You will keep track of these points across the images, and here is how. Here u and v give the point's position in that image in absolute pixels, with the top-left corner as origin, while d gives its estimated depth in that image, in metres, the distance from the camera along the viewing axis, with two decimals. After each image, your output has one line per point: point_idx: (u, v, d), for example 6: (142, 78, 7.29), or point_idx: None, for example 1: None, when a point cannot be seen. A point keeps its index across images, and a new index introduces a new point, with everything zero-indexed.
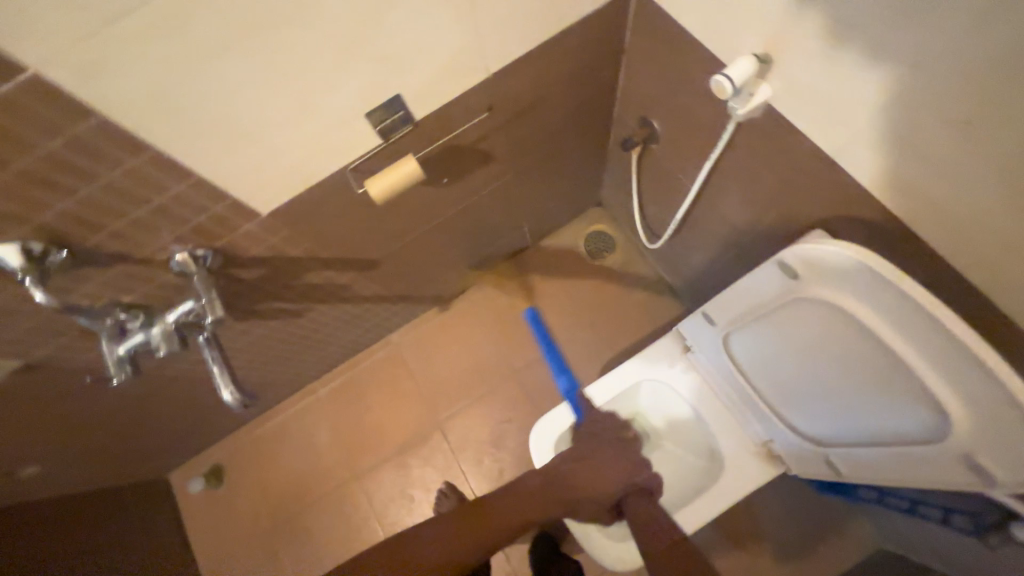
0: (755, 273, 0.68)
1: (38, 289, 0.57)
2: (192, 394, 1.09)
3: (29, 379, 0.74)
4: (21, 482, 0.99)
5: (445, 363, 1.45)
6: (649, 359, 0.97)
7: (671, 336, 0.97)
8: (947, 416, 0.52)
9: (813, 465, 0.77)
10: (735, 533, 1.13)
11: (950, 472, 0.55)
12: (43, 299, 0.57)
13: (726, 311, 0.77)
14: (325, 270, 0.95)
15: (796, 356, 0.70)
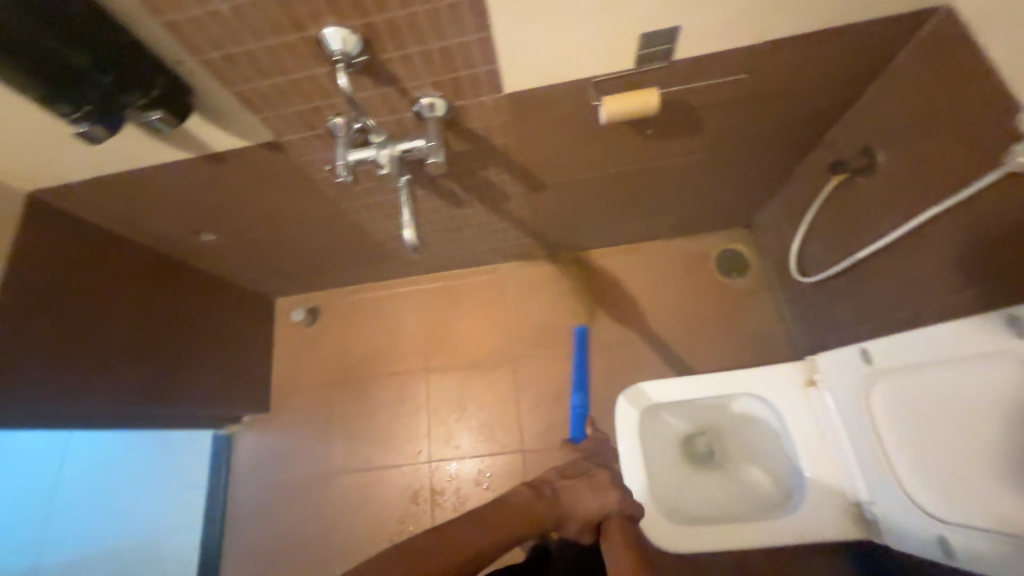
0: (956, 324, 0.65)
1: (343, 76, 0.67)
2: (341, 235, 1.22)
3: (267, 156, 0.87)
4: (198, 245, 1.17)
5: (540, 308, 1.50)
6: (768, 377, 0.95)
7: (802, 363, 0.95)
8: None
9: (920, 536, 0.74)
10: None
11: None
12: (343, 85, 0.67)
13: (893, 353, 0.74)
14: (505, 171, 1.02)
15: (958, 421, 0.67)
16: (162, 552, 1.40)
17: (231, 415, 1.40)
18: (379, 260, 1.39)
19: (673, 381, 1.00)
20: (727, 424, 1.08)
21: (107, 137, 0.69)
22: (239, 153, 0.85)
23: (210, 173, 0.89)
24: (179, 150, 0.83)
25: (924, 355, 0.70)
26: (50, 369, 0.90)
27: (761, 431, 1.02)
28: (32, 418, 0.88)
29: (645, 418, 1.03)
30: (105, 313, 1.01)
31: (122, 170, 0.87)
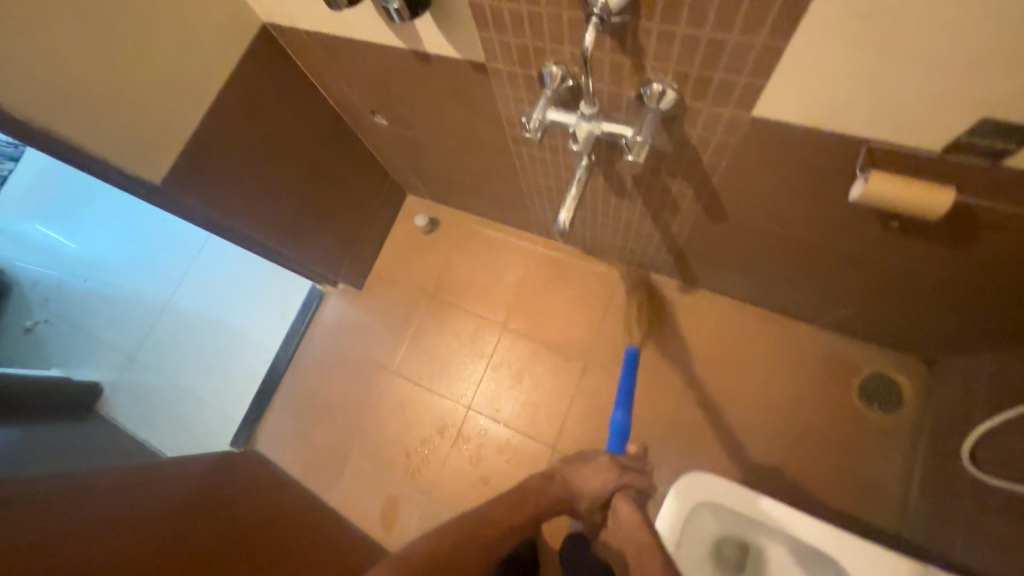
0: None
1: (591, 33, 0.57)
2: (493, 171, 1.19)
3: (469, 74, 0.82)
4: (370, 123, 1.21)
5: (640, 327, 1.40)
6: (860, 554, 0.81)
7: (907, 563, 0.79)
8: None
9: None
10: None
11: None
12: (586, 42, 0.57)
13: None
14: (691, 188, 0.89)
15: None
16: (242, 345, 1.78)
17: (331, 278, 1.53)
18: (513, 207, 1.36)
19: (748, 493, 0.88)
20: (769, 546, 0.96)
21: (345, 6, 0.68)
22: (447, 62, 0.82)
23: (413, 70, 0.88)
24: (393, 37, 0.81)
25: None
26: (226, 183, 1.00)
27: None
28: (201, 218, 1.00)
29: (699, 509, 0.92)
30: (280, 152, 1.09)
31: (340, 34, 0.88)
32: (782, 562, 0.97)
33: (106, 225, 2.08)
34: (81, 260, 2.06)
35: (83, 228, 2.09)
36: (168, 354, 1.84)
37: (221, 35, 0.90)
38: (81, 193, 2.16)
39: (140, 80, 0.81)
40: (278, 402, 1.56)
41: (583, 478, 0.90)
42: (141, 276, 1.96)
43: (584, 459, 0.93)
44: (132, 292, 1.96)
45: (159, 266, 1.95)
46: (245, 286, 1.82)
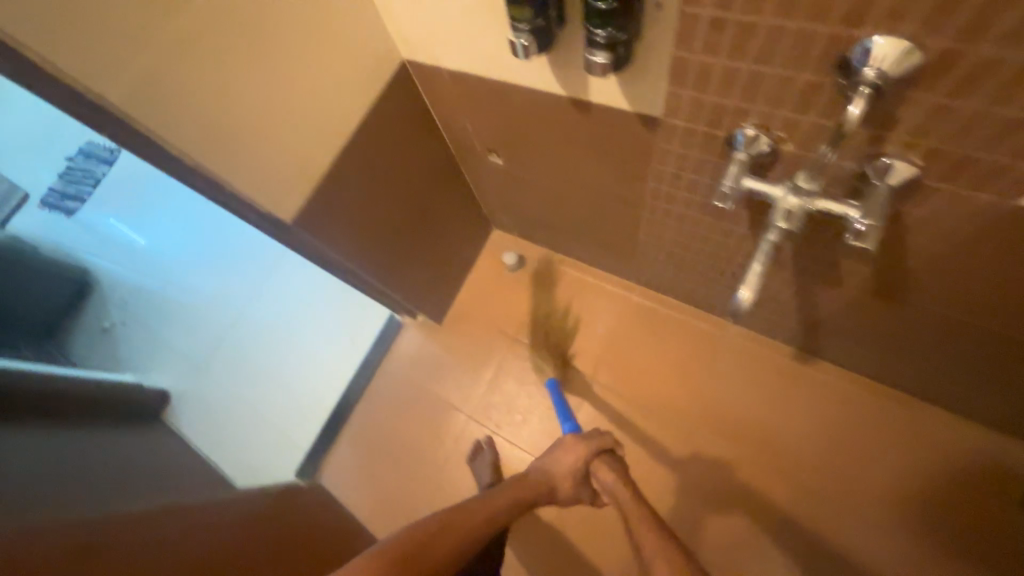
0: None
1: (859, 104, 0.48)
2: (609, 219, 1.10)
3: (634, 125, 0.74)
4: (483, 162, 1.16)
5: (749, 395, 1.26)
6: None
7: None
8: None
9: None
10: None
11: None
12: (852, 114, 0.48)
13: None
14: (870, 265, 0.77)
15: None
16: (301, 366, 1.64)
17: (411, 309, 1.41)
18: (617, 254, 1.27)
19: None
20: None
21: (533, 55, 0.62)
22: (610, 113, 0.75)
23: (565, 113, 0.81)
24: (554, 83, 0.75)
25: None
26: (343, 220, 0.95)
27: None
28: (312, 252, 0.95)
29: None
30: (394, 187, 1.04)
31: (486, 76, 0.83)
32: None
33: (190, 229, 2.10)
34: (163, 264, 2.08)
35: (167, 232, 2.12)
36: (231, 365, 1.76)
37: (366, 75, 0.86)
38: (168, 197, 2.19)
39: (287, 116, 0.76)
40: (347, 434, 1.50)
41: (559, 457, 1.03)
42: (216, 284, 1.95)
43: (556, 448, 1.06)
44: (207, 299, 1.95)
45: (234, 275, 1.92)
46: (309, 302, 1.73)
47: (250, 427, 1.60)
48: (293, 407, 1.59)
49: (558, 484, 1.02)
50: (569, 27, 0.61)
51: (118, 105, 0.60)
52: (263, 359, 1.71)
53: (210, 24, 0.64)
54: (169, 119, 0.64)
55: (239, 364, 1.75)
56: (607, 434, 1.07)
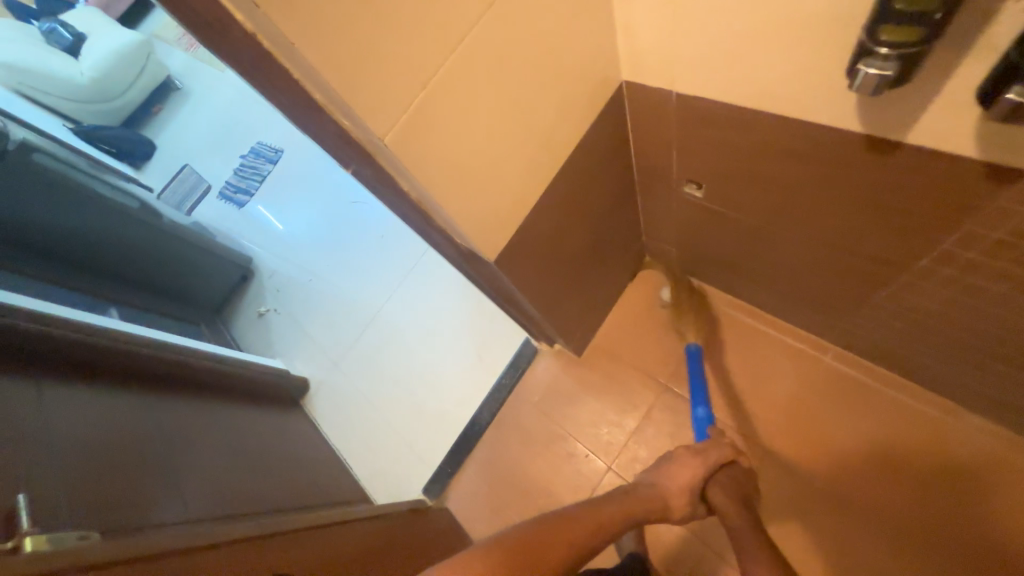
0: None
1: None
2: (838, 273, 0.88)
3: (975, 180, 0.54)
4: (671, 198, 1.02)
5: (995, 516, 0.97)
6: None
7: None
8: None
9: None
10: None
11: None
12: None
13: None
14: None
15: None
16: (427, 376, 1.59)
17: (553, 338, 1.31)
18: (825, 311, 1.03)
19: None
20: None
21: (881, 90, 0.46)
22: (932, 162, 0.56)
23: (853, 154, 0.62)
24: (857, 120, 0.58)
25: None
26: (533, 259, 0.88)
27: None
28: (492, 284, 0.89)
29: None
30: (579, 220, 0.94)
31: (741, 105, 0.67)
32: None
33: (316, 212, 2.09)
34: (288, 244, 2.07)
35: (298, 216, 2.12)
36: (355, 364, 1.73)
37: (589, 104, 0.76)
38: (303, 182, 2.19)
39: (520, 153, 0.68)
40: (473, 461, 1.44)
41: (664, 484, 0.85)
42: (343, 273, 1.92)
43: (667, 459, 0.89)
44: (331, 291, 1.91)
45: (365, 270, 1.88)
46: (443, 309, 1.68)
47: (378, 431, 1.58)
48: (420, 418, 1.54)
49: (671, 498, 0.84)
50: (943, 51, 0.45)
51: (394, 141, 0.52)
52: (390, 362, 1.67)
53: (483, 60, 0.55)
54: (430, 157, 0.56)
55: (364, 363, 1.71)
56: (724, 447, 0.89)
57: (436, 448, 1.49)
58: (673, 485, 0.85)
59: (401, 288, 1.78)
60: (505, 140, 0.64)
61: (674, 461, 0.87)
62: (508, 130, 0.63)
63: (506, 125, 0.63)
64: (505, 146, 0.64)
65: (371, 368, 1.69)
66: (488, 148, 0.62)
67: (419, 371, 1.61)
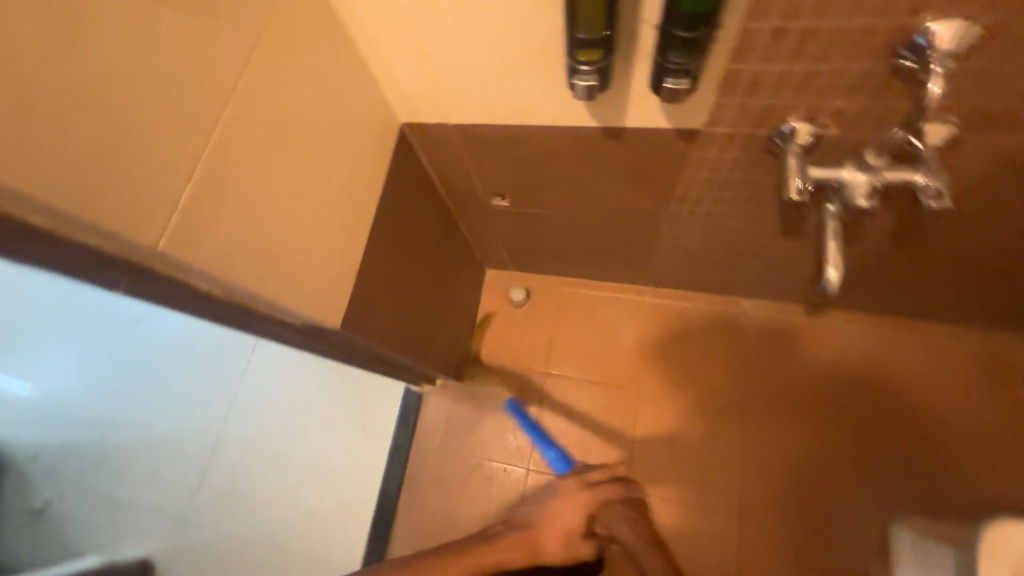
0: None
1: (939, 83, 0.53)
2: (626, 233, 1.10)
3: (673, 144, 0.75)
4: (484, 212, 1.11)
5: (779, 362, 1.33)
6: None
7: None
8: None
9: None
10: None
11: None
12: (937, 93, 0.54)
13: None
14: (890, 220, 0.83)
15: None
16: (309, 479, 1.34)
17: (429, 373, 1.23)
18: (630, 264, 1.27)
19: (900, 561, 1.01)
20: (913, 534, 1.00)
21: (594, 93, 0.60)
22: (646, 135, 0.74)
23: (594, 144, 0.79)
24: (588, 117, 0.73)
25: None
26: (383, 312, 0.87)
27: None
28: (345, 350, 0.85)
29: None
30: (411, 257, 0.96)
31: (507, 123, 0.78)
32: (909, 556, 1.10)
33: (55, 354, 1.51)
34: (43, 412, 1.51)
35: (46, 349, 1.51)
36: (209, 513, 1.35)
37: (378, 151, 0.77)
38: (18, 326, 1.52)
39: (325, 213, 0.65)
40: (400, 533, 1.35)
41: (557, 511, 0.73)
42: (140, 413, 1.46)
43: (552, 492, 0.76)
44: (138, 440, 1.44)
45: (176, 395, 1.45)
46: (291, 398, 1.40)
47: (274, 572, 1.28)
48: (326, 528, 1.32)
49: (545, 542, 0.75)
50: (619, 61, 0.60)
51: (169, 246, 0.44)
52: (255, 486, 1.35)
53: (254, 134, 0.51)
54: (226, 249, 0.50)
55: (224, 497, 1.36)
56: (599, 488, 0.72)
57: (351, 543, 1.30)
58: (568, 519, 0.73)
59: (231, 395, 1.42)
60: (303, 203, 0.60)
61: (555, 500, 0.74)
62: (303, 195, 0.60)
63: (298, 191, 0.59)
64: (306, 211, 0.61)
65: (232, 506, 1.34)
66: (287, 220, 0.58)
67: (301, 470, 1.36)
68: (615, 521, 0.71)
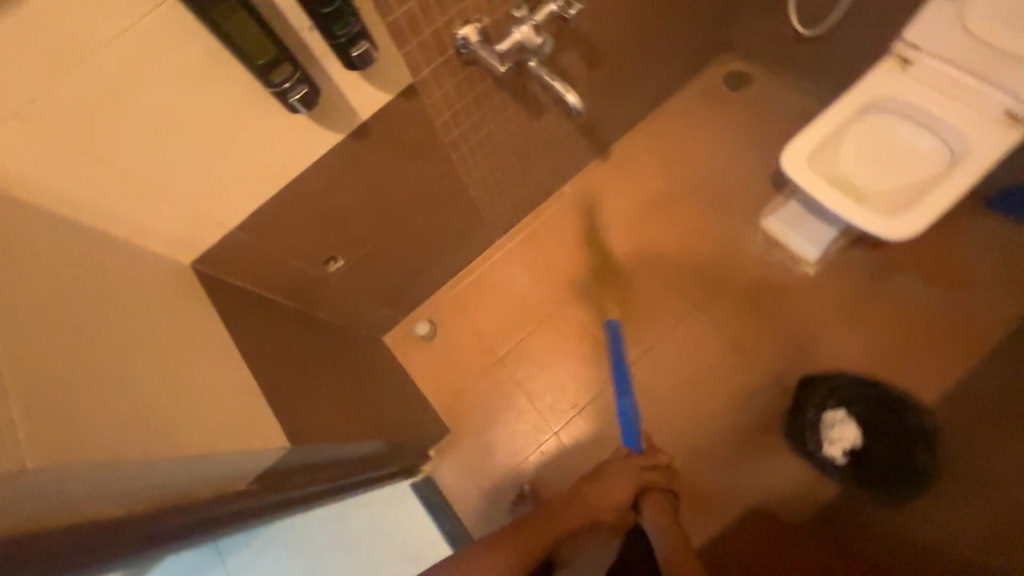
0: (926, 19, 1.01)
1: None
2: (447, 205, 1.18)
3: (407, 107, 0.86)
4: (329, 282, 1.07)
5: (620, 199, 1.50)
6: (863, 129, 1.14)
7: (848, 138, 1.15)
8: (978, 127, 0.99)
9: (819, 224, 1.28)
10: (928, 268, 1.25)
11: (998, 130, 0.98)
12: None
13: (898, 93, 1.06)
14: (573, 51, 1.07)
15: (947, 93, 1.03)
16: None
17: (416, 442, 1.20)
18: (473, 228, 1.35)
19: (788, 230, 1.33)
20: (777, 216, 1.35)
21: (312, 103, 0.64)
22: (384, 114, 0.84)
23: (355, 151, 0.85)
24: (329, 131, 0.78)
25: (944, 52, 1.01)
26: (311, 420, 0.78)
27: (883, 126, 1.14)
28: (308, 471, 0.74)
29: (806, 227, 1.30)
30: (299, 364, 0.89)
31: (277, 190, 0.80)
32: (779, 227, 1.34)
33: None
34: None
35: None
36: None
37: (178, 302, 0.71)
38: None
39: (172, 362, 0.62)
40: None
41: (611, 484, 0.92)
42: None
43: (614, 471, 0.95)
44: None
45: None
46: None
47: None
48: None
49: (603, 513, 0.89)
50: (309, 67, 0.67)
51: (37, 459, 0.42)
52: None
53: (46, 334, 0.49)
54: (93, 442, 0.47)
55: None
56: (660, 470, 0.98)
57: None
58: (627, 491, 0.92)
59: None
60: (140, 365, 0.57)
61: (609, 474, 0.95)
62: (136, 358, 0.57)
63: (129, 356, 0.57)
64: (149, 369, 0.58)
65: None
66: (139, 384, 0.55)
67: None
68: (655, 515, 0.91)
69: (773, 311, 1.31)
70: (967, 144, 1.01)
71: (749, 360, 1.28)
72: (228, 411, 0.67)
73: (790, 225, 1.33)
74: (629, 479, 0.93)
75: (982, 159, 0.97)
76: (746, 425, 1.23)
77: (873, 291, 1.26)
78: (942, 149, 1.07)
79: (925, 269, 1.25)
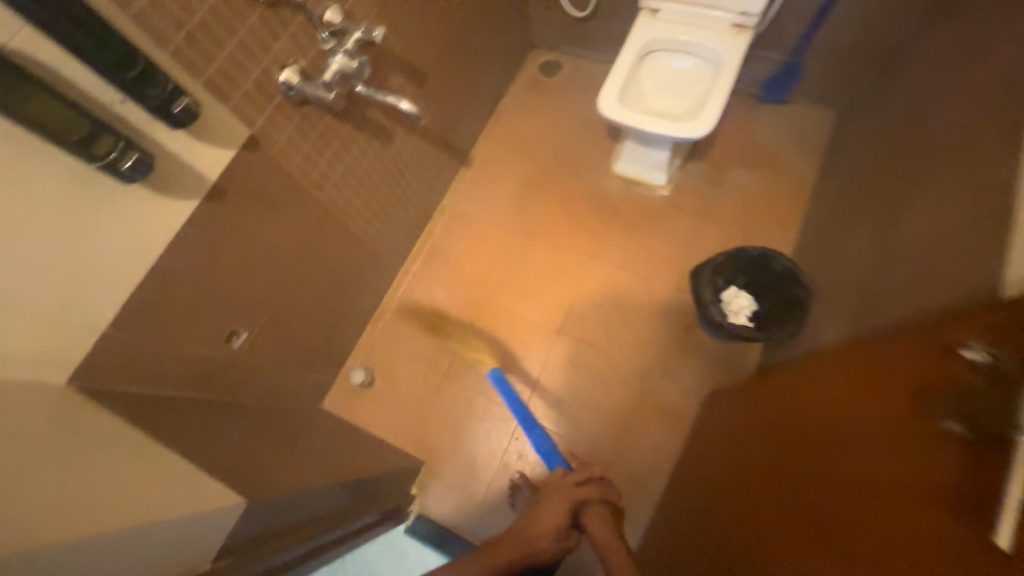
0: None
1: None
2: (335, 246, 1.19)
3: (254, 158, 0.88)
4: (238, 360, 1.02)
5: (496, 192, 1.62)
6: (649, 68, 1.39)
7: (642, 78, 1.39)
8: (721, 40, 1.28)
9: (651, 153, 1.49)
10: (744, 158, 1.53)
11: (735, 38, 1.27)
12: None
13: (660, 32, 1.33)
14: (394, 73, 1.16)
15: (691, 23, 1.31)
16: None
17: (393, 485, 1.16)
18: (372, 263, 1.37)
19: (636, 166, 1.54)
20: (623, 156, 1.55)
21: (147, 167, 0.66)
22: (233, 170, 0.85)
23: (216, 213, 0.85)
24: (181, 202, 0.78)
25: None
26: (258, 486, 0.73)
27: (661, 62, 1.39)
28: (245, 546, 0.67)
29: (646, 159, 1.51)
30: (233, 446, 0.83)
31: (144, 275, 0.76)
32: (627, 165, 1.56)
33: None
34: None
35: None
36: None
37: (65, 424, 0.65)
38: None
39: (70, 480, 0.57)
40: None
41: (549, 502, 0.92)
42: None
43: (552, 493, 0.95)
44: None
45: None
46: None
47: None
48: None
49: (539, 535, 0.85)
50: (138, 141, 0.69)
51: None
52: None
53: None
54: None
55: None
56: (599, 483, 0.99)
57: None
58: (566, 502, 0.91)
59: None
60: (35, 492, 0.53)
61: (549, 498, 0.93)
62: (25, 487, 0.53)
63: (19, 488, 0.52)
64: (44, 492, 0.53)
65: None
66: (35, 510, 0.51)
67: None
68: (593, 519, 0.89)
69: (652, 234, 1.49)
70: (717, 55, 1.28)
71: (652, 280, 1.44)
72: (159, 497, 0.62)
73: (634, 160, 1.54)
74: (564, 498, 0.92)
75: (731, 61, 1.25)
76: (672, 334, 1.37)
77: (718, 189, 1.51)
78: (707, 64, 1.35)
79: (744, 160, 1.53)
